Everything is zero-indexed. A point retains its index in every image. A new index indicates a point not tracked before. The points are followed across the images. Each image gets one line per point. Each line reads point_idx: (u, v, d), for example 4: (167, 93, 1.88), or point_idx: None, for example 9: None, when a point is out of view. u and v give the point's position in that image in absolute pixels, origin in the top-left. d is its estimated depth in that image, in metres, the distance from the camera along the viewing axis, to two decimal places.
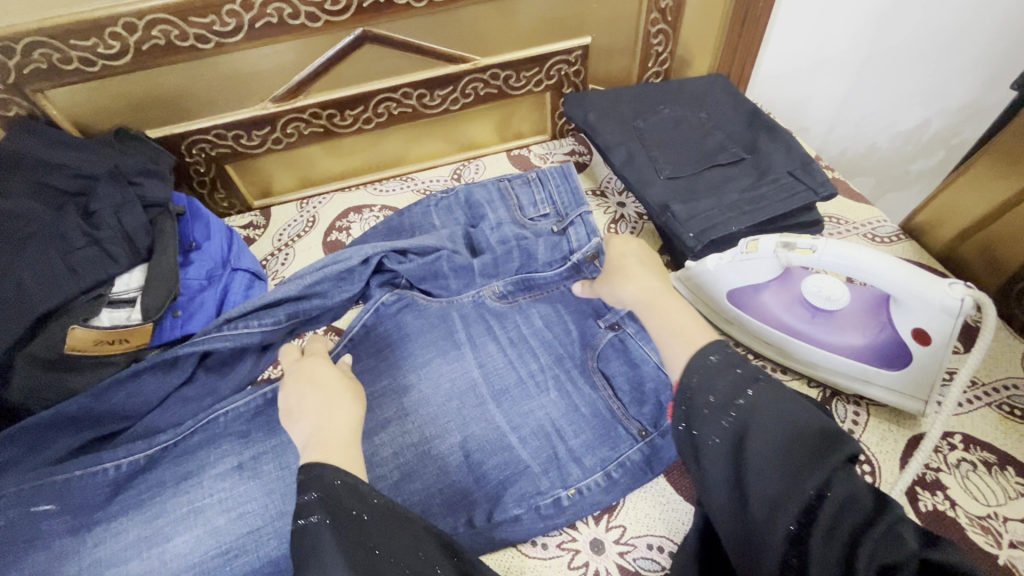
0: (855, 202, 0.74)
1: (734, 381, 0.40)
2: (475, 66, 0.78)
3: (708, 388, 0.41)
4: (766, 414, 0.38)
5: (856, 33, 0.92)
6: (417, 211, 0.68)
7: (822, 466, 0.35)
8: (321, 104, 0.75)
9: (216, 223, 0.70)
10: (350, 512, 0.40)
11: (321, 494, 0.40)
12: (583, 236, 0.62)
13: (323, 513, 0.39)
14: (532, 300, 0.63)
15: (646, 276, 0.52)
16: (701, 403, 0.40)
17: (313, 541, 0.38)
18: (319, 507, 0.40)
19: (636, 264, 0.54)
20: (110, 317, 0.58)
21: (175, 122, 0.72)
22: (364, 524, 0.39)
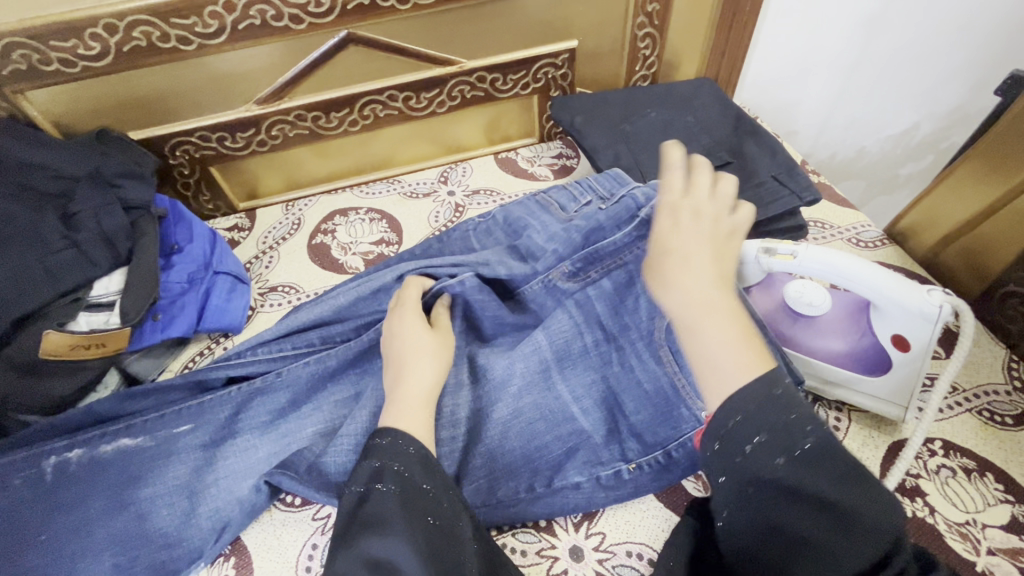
0: (840, 206, 0.74)
1: (778, 442, 0.34)
2: (461, 68, 0.77)
3: (746, 436, 0.35)
4: (805, 486, 0.33)
5: (843, 38, 0.92)
6: (456, 238, 0.66)
7: (863, 548, 0.32)
8: (305, 106, 0.74)
9: (199, 226, 0.69)
10: (416, 484, 0.40)
11: (396, 463, 0.41)
12: (650, 191, 0.56)
13: (393, 483, 0.40)
14: (604, 270, 0.56)
15: (701, 275, 0.40)
16: (728, 453, 0.35)
17: (378, 508, 0.38)
18: (390, 476, 0.40)
19: (690, 251, 0.41)
20: (88, 321, 0.57)
21: (158, 124, 0.72)
22: (427, 496, 0.40)
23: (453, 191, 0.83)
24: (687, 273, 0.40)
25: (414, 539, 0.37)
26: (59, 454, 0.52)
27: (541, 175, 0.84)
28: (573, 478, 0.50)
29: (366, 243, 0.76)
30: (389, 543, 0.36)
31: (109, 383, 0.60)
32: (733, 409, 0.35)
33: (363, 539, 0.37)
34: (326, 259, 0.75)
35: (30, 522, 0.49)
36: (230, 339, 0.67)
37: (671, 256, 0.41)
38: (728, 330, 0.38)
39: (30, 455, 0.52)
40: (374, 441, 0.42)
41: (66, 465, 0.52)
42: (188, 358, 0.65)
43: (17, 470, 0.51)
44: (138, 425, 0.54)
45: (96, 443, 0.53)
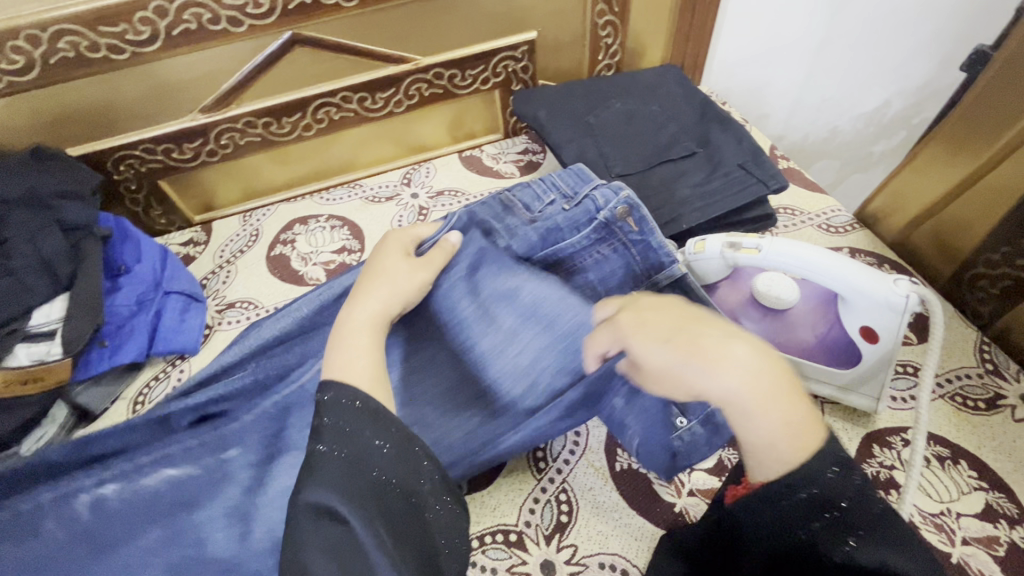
0: (811, 191, 0.73)
1: (838, 523, 0.32)
2: (416, 66, 0.75)
3: (803, 514, 0.32)
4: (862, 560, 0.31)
5: (810, 16, 0.90)
6: None
7: None
8: (254, 112, 0.71)
9: (148, 243, 0.66)
10: (365, 440, 0.37)
11: (338, 419, 0.38)
12: (609, 193, 0.54)
13: (339, 444, 0.37)
14: (566, 276, 0.55)
15: (738, 348, 0.36)
16: (765, 526, 0.34)
17: (318, 467, 0.36)
18: (329, 437, 0.37)
19: (704, 334, 0.37)
20: (28, 353, 0.54)
21: (98, 138, 0.68)
22: (379, 453, 0.37)
23: (417, 193, 0.80)
24: (710, 351, 0.36)
25: (358, 502, 0.35)
26: (91, 492, 0.47)
27: (507, 172, 0.81)
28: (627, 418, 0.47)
29: (327, 252, 0.74)
30: (319, 493, 0.35)
31: (56, 417, 0.57)
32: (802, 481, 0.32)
33: (305, 488, 0.35)
34: (286, 271, 0.72)
35: (68, 562, 0.44)
36: (188, 360, 0.64)
37: (676, 347, 0.38)
38: (777, 395, 0.35)
39: (56, 496, 0.47)
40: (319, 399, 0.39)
41: (102, 502, 0.47)
42: (142, 385, 0.62)
43: (44, 514, 0.46)
44: (181, 454, 0.49)
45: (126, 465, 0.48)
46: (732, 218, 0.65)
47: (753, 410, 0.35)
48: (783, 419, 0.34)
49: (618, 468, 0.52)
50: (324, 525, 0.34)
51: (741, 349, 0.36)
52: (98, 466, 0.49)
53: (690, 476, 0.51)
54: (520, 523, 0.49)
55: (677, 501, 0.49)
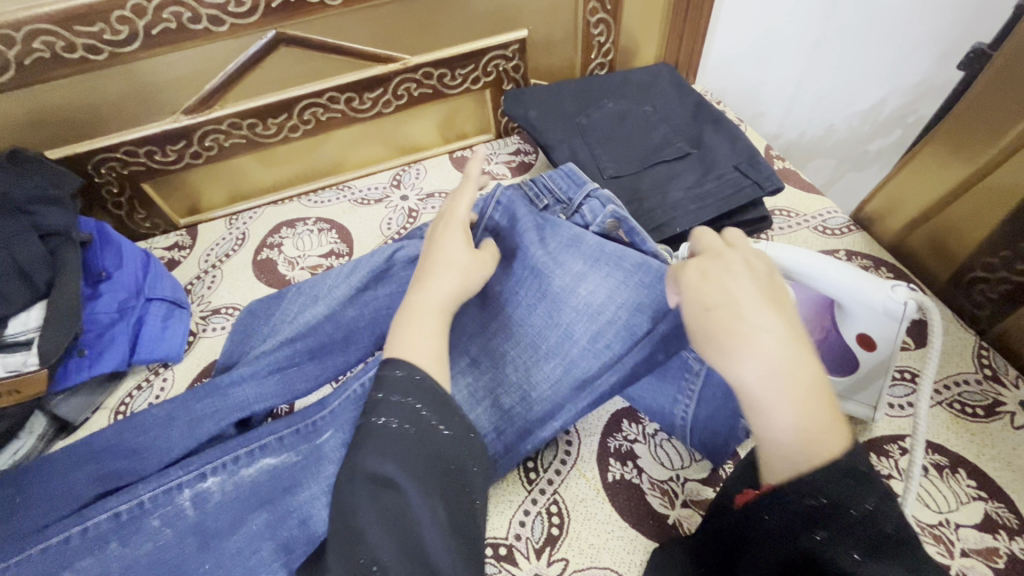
0: (806, 192, 0.72)
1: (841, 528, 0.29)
2: (405, 65, 0.73)
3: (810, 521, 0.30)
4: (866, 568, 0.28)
5: (806, 14, 0.89)
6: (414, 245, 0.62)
7: None
8: (237, 113, 0.70)
9: (130, 248, 0.65)
10: (430, 422, 0.38)
11: (410, 399, 0.38)
12: (598, 207, 0.54)
13: (400, 417, 0.37)
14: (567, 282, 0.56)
15: (769, 339, 0.34)
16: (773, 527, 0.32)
17: (376, 442, 0.36)
18: (394, 411, 0.37)
19: (745, 312, 0.36)
20: (2, 364, 0.52)
21: (78, 140, 0.67)
22: (441, 437, 0.38)
23: (407, 195, 0.79)
24: (743, 335, 0.35)
25: (421, 480, 0.35)
26: (193, 486, 0.45)
27: (499, 174, 0.80)
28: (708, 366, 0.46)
29: (315, 256, 0.72)
30: (380, 465, 0.35)
31: (33, 428, 0.55)
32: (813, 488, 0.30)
33: (364, 455, 0.36)
34: (273, 276, 0.71)
35: (186, 557, 0.43)
36: (171, 369, 0.63)
37: (714, 317, 0.37)
38: (800, 402, 0.33)
39: (157, 493, 0.45)
40: (382, 371, 0.40)
41: (205, 496, 0.45)
42: (125, 394, 0.61)
43: (152, 511, 0.44)
44: (274, 443, 0.47)
45: (310, 440, 0.48)
46: (726, 221, 0.64)
47: (762, 402, 0.34)
48: (796, 425, 0.32)
49: (610, 478, 0.50)
50: (375, 493, 0.35)
51: (772, 341, 0.34)
52: (196, 461, 0.46)
53: (684, 487, 0.50)
54: (510, 536, 0.48)
55: (670, 513, 0.48)
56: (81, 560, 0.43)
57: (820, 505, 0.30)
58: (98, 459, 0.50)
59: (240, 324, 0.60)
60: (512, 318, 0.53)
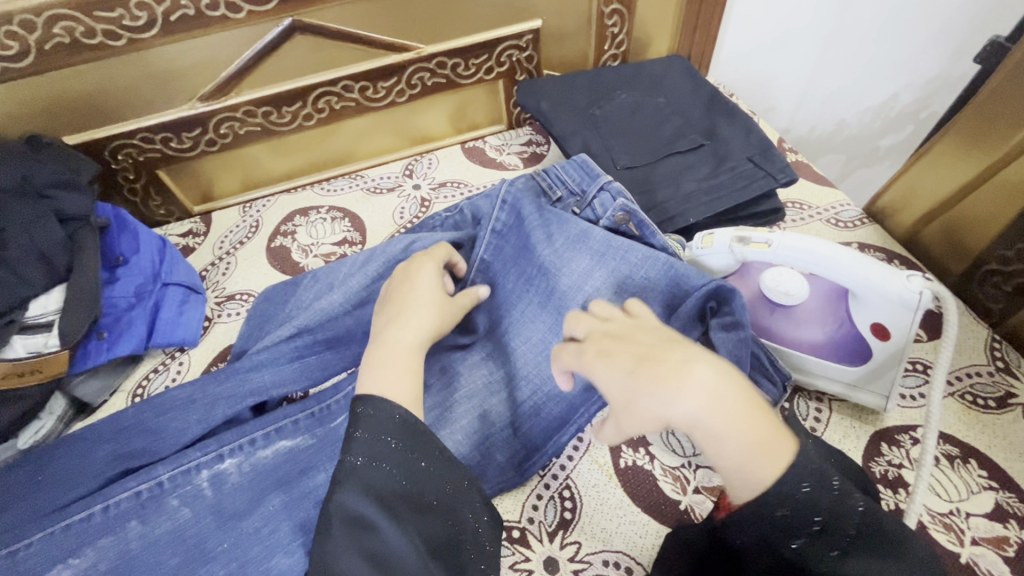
0: (819, 185, 0.72)
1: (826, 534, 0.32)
2: (419, 54, 0.73)
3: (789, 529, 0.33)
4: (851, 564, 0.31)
5: (819, 7, 0.89)
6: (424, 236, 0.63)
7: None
8: (253, 101, 0.70)
9: (146, 234, 0.65)
10: (410, 460, 0.39)
11: (387, 437, 0.39)
12: (609, 201, 0.55)
13: (374, 455, 0.38)
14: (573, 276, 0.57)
15: (696, 366, 0.35)
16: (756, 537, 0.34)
17: (351, 482, 0.37)
18: (366, 452, 0.38)
19: (660, 354, 0.36)
20: (25, 346, 0.53)
21: (96, 126, 0.67)
22: (423, 471, 0.39)
23: (419, 185, 0.79)
24: (670, 372, 0.35)
25: (396, 516, 0.37)
26: (211, 467, 0.47)
27: (511, 164, 0.80)
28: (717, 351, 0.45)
29: (328, 244, 0.73)
30: (359, 502, 0.36)
31: (54, 409, 0.56)
32: (777, 499, 0.32)
33: (342, 493, 0.37)
34: (286, 263, 0.71)
35: (207, 534, 0.45)
36: (187, 354, 0.64)
37: (635, 371, 0.37)
38: (743, 416, 0.33)
39: (176, 474, 0.47)
40: (356, 411, 0.40)
41: (223, 477, 0.47)
42: (142, 377, 0.62)
43: (172, 491, 0.46)
44: (290, 426, 0.49)
45: (326, 423, 0.50)
46: (739, 211, 0.64)
47: (720, 435, 0.33)
48: (750, 442, 0.32)
49: (622, 465, 0.51)
50: (354, 532, 0.36)
51: (702, 370, 0.34)
52: (214, 442, 0.48)
53: (696, 474, 0.50)
54: (523, 519, 0.48)
55: (682, 499, 0.48)
56: (105, 535, 0.44)
57: (788, 512, 0.32)
58: (116, 438, 0.51)
59: (257, 309, 0.60)
60: (521, 315, 0.53)
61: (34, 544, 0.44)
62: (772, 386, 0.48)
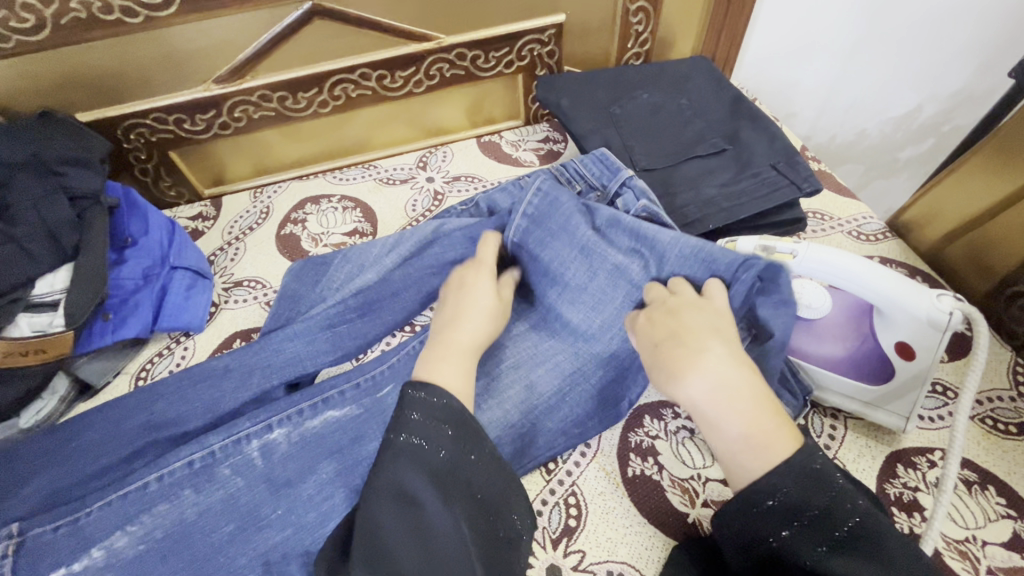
0: (841, 196, 0.70)
1: (814, 530, 0.34)
2: (439, 45, 0.72)
3: (779, 520, 0.35)
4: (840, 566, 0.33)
5: (847, 13, 0.87)
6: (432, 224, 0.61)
7: None
8: (269, 86, 0.69)
9: (155, 215, 0.65)
10: (463, 455, 0.39)
11: (445, 425, 0.39)
12: (632, 200, 0.56)
13: (426, 439, 0.39)
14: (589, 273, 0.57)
15: (716, 361, 0.40)
16: (745, 532, 0.37)
17: (398, 456, 0.38)
18: (421, 433, 0.39)
19: (699, 332, 0.42)
20: (30, 324, 0.53)
21: (108, 105, 0.66)
22: (473, 467, 0.39)
23: (433, 177, 0.78)
24: (691, 359, 0.41)
25: (445, 501, 0.37)
26: (261, 436, 0.50)
27: (527, 160, 0.79)
28: (767, 327, 0.46)
29: (339, 233, 0.72)
30: (409, 480, 0.37)
31: (56, 389, 0.56)
32: (771, 490, 0.36)
33: (391, 468, 0.38)
34: (295, 250, 0.70)
35: None
36: (192, 339, 0.63)
37: (664, 348, 0.43)
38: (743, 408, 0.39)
39: (228, 443, 0.50)
40: (413, 394, 0.41)
41: (273, 446, 0.50)
42: (145, 360, 0.61)
43: (222, 461, 0.50)
44: (337, 397, 0.53)
45: (373, 394, 0.53)
46: (760, 219, 0.63)
47: (714, 418, 0.39)
48: (747, 432, 0.38)
49: (630, 474, 0.50)
50: (402, 510, 0.37)
51: (720, 361, 0.40)
52: None
53: (705, 486, 0.49)
54: None
55: (690, 512, 0.47)
56: None
57: (778, 504, 0.35)
58: None
59: (287, 287, 0.60)
60: (570, 282, 0.53)
61: (92, 513, 0.47)
62: (794, 397, 0.48)
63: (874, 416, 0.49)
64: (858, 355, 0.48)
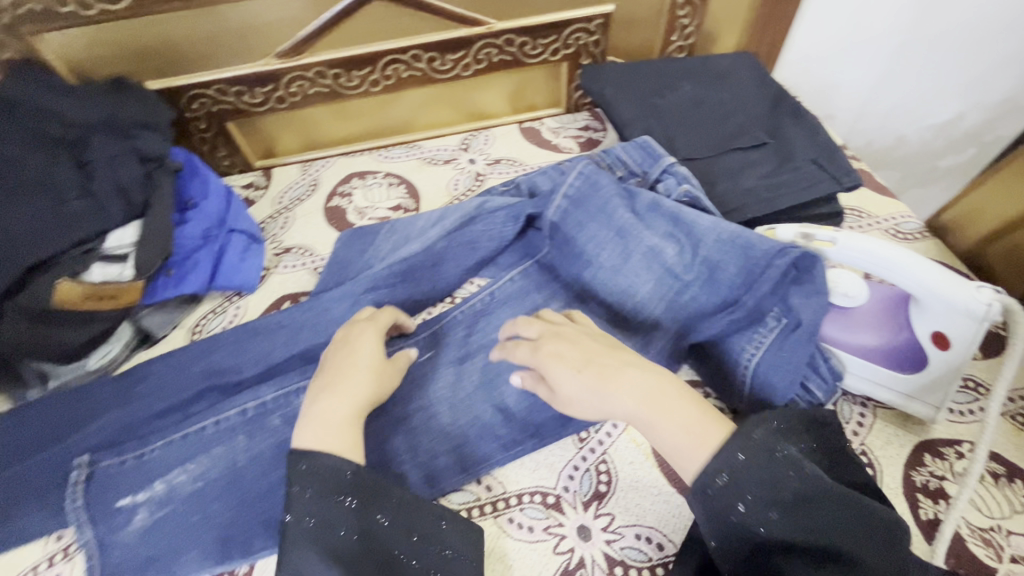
0: (880, 195, 0.71)
1: (769, 498, 0.38)
2: (489, 30, 0.74)
3: (738, 497, 0.39)
4: (801, 525, 0.37)
5: (891, 16, 0.87)
6: (474, 201, 0.64)
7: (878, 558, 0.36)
8: (326, 62, 0.72)
9: (215, 182, 0.68)
10: (369, 515, 0.42)
11: (337, 494, 0.42)
12: (674, 185, 0.58)
13: (318, 515, 0.41)
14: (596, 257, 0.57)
15: (634, 374, 0.44)
16: (718, 518, 0.39)
17: (297, 542, 0.40)
18: (314, 511, 0.41)
19: (607, 354, 0.46)
20: (102, 273, 0.57)
21: (175, 74, 0.70)
22: (380, 524, 0.42)
23: (474, 159, 0.80)
24: (612, 380, 0.44)
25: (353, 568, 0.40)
26: None
27: (566, 147, 0.81)
28: (796, 315, 0.48)
29: (383, 208, 0.75)
30: (313, 563, 0.39)
31: (121, 335, 0.60)
32: (717, 469, 0.40)
33: (291, 555, 0.40)
34: (342, 222, 0.73)
35: None
36: (243, 298, 0.66)
37: (589, 376, 0.45)
38: (666, 403, 0.43)
39: (279, 395, 0.54)
40: (300, 468, 0.42)
41: None
42: (201, 316, 0.64)
43: (274, 410, 0.53)
44: None
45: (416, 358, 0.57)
46: (800, 212, 0.63)
47: (652, 423, 0.43)
48: (682, 425, 0.42)
49: None
50: None
51: (636, 376, 0.44)
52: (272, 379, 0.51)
53: None
54: (559, 487, 0.50)
55: None
56: None
57: (728, 481, 0.39)
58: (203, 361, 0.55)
59: (336, 255, 0.64)
60: (604, 264, 0.56)
61: (155, 450, 0.51)
62: (822, 381, 0.49)
63: (910, 407, 0.49)
64: (892, 346, 0.49)
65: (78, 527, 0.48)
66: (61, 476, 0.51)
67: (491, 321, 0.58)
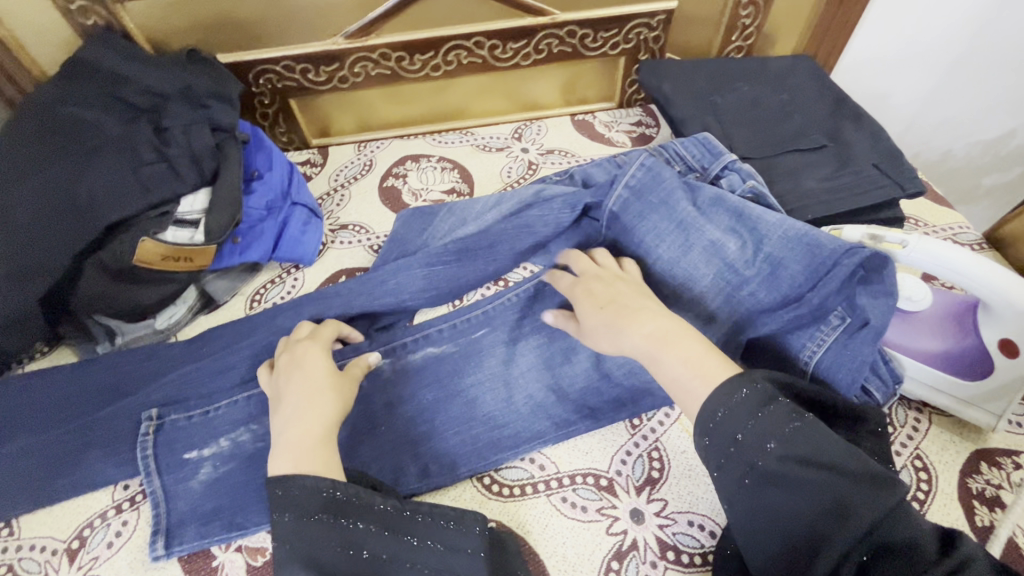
0: (937, 205, 0.70)
1: (769, 429, 0.39)
2: (553, 20, 0.75)
3: (736, 426, 0.40)
4: (795, 454, 0.38)
5: (953, 26, 0.86)
6: (531, 188, 0.64)
7: (877, 496, 0.35)
8: (391, 44, 0.73)
9: (278, 155, 0.69)
10: (349, 526, 0.41)
11: (314, 514, 0.41)
12: (737, 181, 0.59)
13: (297, 539, 0.40)
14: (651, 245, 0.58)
15: (652, 319, 0.47)
16: (718, 447, 0.40)
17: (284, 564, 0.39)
18: (295, 531, 0.40)
19: (631, 296, 0.50)
20: (175, 235, 0.58)
21: (244, 48, 0.72)
22: (365, 532, 0.41)
23: (527, 148, 0.81)
24: (627, 317, 0.47)
25: None
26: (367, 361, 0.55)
27: (619, 141, 0.81)
28: (863, 314, 0.47)
29: (436, 191, 0.76)
30: None
31: (187, 298, 0.63)
32: (719, 403, 0.40)
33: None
34: (396, 203, 0.75)
35: None
36: (302, 271, 0.68)
37: (610, 313, 0.49)
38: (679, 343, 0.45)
39: None
40: (276, 492, 0.41)
41: None
42: (260, 286, 0.66)
43: None
44: (435, 335, 0.59)
45: (468, 335, 0.59)
46: (860, 215, 0.63)
47: (657, 357, 0.45)
48: (685, 360, 0.43)
49: None
50: None
51: (653, 320, 0.46)
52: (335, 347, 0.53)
53: None
54: (612, 470, 0.50)
55: None
56: None
57: (728, 413, 0.40)
58: None
59: (396, 233, 0.65)
60: (664, 255, 0.56)
61: (221, 408, 0.54)
62: (882, 384, 0.49)
63: (973, 415, 0.49)
64: (956, 352, 0.49)
65: (148, 475, 0.51)
66: (128, 426, 0.54)
67: (546, 304, 0.60)
